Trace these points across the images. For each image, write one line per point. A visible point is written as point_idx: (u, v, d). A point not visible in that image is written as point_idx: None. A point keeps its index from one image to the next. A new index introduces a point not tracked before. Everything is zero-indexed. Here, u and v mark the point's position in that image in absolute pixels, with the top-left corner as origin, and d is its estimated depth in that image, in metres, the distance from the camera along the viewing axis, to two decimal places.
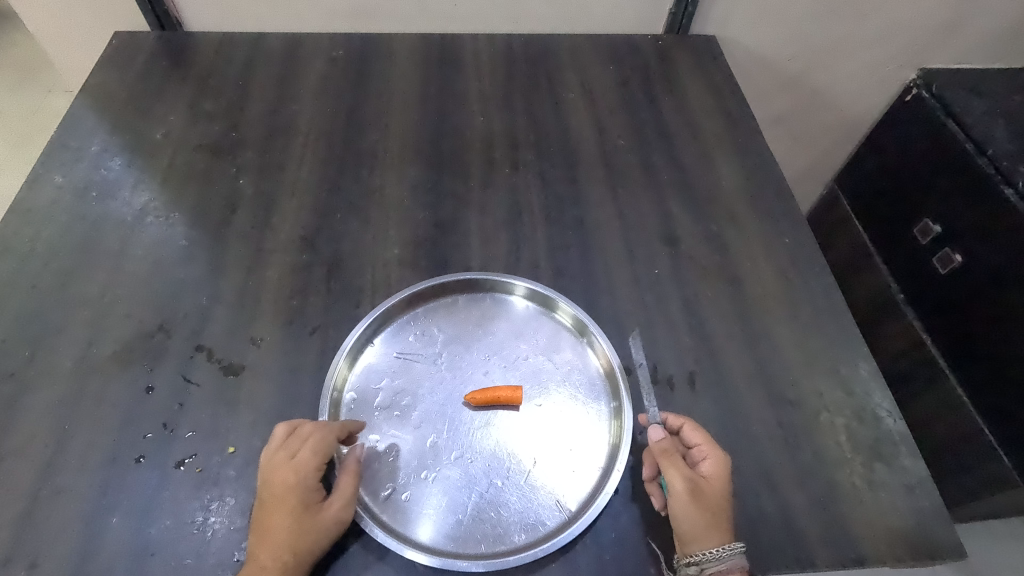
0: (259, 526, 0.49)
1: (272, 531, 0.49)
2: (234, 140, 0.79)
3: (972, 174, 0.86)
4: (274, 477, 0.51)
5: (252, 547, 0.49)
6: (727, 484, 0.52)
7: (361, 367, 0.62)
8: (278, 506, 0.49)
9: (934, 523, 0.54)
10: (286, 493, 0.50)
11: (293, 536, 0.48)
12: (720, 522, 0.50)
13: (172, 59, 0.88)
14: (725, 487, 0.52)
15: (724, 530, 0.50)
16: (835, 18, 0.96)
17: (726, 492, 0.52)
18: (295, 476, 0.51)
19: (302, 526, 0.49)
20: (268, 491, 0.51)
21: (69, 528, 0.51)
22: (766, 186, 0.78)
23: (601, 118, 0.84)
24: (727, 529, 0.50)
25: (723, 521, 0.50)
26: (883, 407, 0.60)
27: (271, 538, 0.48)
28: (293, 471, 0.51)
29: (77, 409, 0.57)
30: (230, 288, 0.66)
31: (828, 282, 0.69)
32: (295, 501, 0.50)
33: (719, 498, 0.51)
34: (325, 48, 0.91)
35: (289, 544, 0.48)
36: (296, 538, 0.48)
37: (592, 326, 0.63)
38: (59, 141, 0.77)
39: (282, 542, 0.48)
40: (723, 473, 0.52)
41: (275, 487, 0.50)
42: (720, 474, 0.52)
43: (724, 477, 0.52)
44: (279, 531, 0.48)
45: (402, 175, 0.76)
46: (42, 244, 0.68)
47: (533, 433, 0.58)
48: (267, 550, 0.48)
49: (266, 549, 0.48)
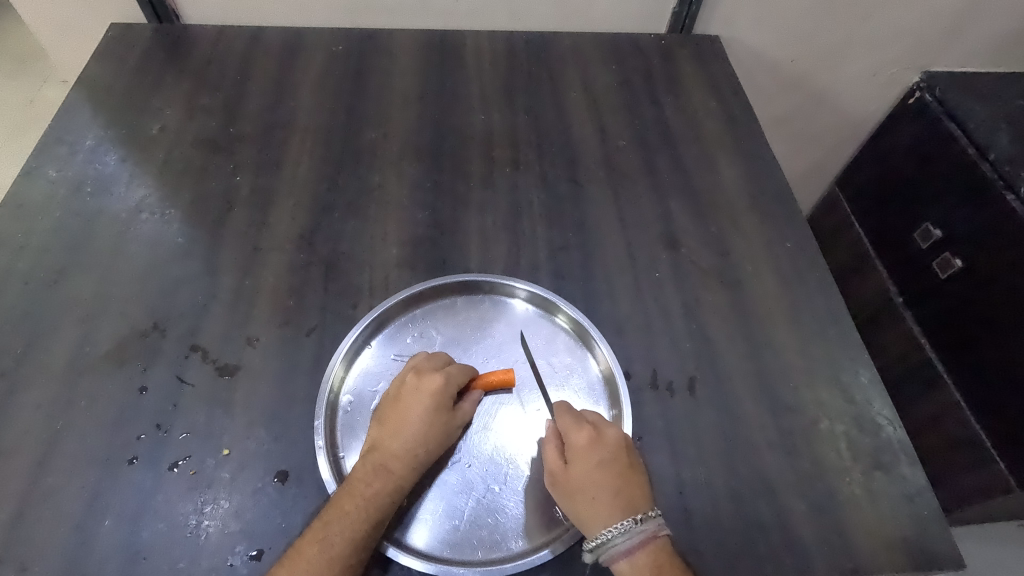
0: (392, 417, 0.54)
1: (406, 424, 0.53)
2: (231, 136, 0.78)
3: (974, 179, 0.86)
4: (425, 378, 0.55)
5: (380, 434, 0.54)
6: (594, 459, 0.51)
7: (358, 369, 0.61)
8: (418, 404, 0.54)
9: (933, 532, 0.54)
10: (432, 394, 0.54)
11: (428, 433, 0.53)
12: (597, 502, 0.50)
13: (170, 52, 0.87)
14: (593, 462, 0.51)
15: (609, 508, 0.50)
16: (839, 19, 0.95)
17: (595, 468, 0.51)
18: (442, 381, 0.55)
19: (437, 425, 0.54)
20: (412, 389, 0.55)
21: (60, 531, 0.50)
22: (768, 189, 0.77)
23: (603, 118, 0.83)
24: (616, 506, 0.50)
25: (602, 499, 0.50)
26: (883, 414, 0.60)
27: (404, 430, 0.53)
28: (444, 377, 0.56)
29: (69, 409, 0.56)
30: (226, 286, 0.65)
31: (830, 287, 0.68)
32: (441, 402, 0.54)
33: (586, 480, 0.51)
34: (325, 43, 0.90)
35: (423, 438, 0.53)
36: (428, 435, 0.53)
37: (592, 331, 0.63)
38: (53, 134, 0.76)
39: (416, 435, 0.53)
40: (584, 451, 0.52)
41: (423, 386, 0.55)
42: (581, 454, 0.52)
43: (587, 453, 0.52)
44: (414, 424, 0.53)
45: (401, 173, 0.75)
46: (36, 240, 0.67)
47: (531, 438, 0.58)
48: (399, 440, 0.53)
49: (399, 438, 0.53)
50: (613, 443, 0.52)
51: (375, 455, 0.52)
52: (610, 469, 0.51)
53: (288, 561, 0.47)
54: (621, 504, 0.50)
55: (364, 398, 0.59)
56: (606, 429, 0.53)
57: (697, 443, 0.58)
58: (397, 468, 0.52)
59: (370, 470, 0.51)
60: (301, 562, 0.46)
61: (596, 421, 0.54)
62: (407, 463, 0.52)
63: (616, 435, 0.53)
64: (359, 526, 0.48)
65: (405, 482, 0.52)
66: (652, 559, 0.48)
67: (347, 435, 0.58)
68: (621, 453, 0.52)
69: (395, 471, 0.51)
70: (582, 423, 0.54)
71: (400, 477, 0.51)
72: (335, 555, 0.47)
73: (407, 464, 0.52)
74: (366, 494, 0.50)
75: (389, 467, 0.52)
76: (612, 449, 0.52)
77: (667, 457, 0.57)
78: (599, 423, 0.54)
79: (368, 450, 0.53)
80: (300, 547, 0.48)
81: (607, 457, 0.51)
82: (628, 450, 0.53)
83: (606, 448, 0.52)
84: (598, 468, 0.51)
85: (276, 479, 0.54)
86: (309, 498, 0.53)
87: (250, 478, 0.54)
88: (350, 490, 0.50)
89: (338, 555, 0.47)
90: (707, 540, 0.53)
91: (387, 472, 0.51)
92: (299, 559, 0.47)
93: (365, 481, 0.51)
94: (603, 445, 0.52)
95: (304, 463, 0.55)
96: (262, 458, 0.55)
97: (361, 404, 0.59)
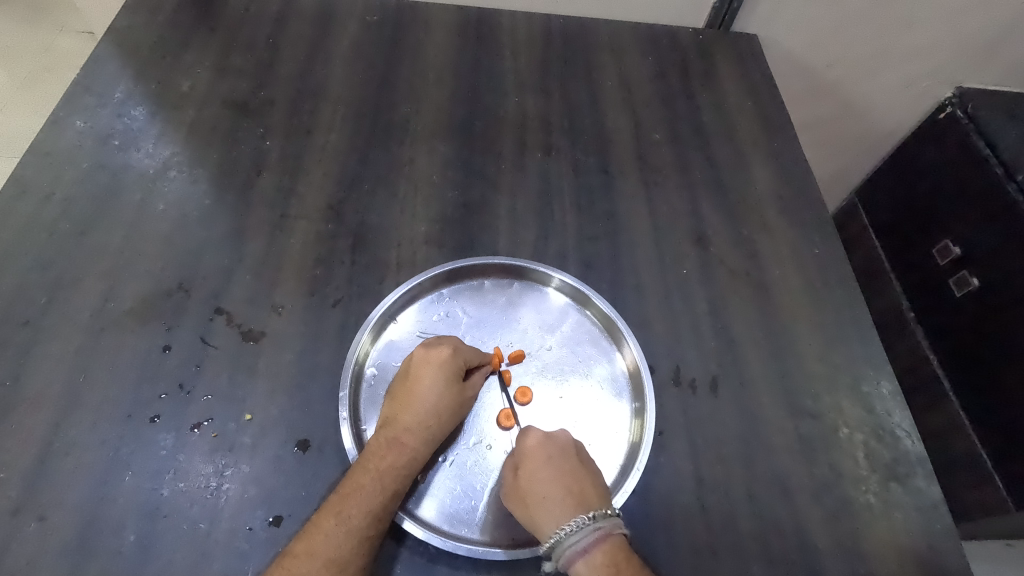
0: (404, 392, 0.54)
1: (417, 397, 0.53)
2: (262, 99, 0.77)
3: (1000, 201, 0.85)
4: (432, 350, 0.55)
5: (391, 410, 0.53)
6: (543, 458, 0.51)
7: (383, 342, 0.61)
8: (429, 375, 0.54)
9: (945, 545, 0.54)
10: (441, 364, 0.54)
11: (440, 406, 0.53)
12: (550, 502, 0.49)
13: (201, 10, 0.86)
14: (541, 461, 0.51)
15: (561, 507, 0.49)
16: (878, 28, 0.94)
17: (544, 468, 0.50)
18: (449, 353, 0.55)
19: (447, 397, 0.54)
20: (420, 362, 0.55)
21: (79, 484, 0.50)
22: (798, 192, 0.77)
23: (637, 110, 0.82)
24: (567, 504, 0.49)
25: (554, 499, 0.49)
26: (902, 427, 0.60)
27: (415, 403, 0.53)
28: (452, 348, 0.55)
29: (92, 363, 0.56)
30: (254, 250, 0.64)
31: (855, 295, 0.68)
32: (451, 372, 0.54)
33: (538, 481, 0.50)
34: (360, 11, 0.88)
35: (435, 410, 0.53)
36: (439, 407, 0.53)
37: (622, 327, 0.62)
38: (81, 85, 0.75)
39: (428, 408, 0.53)
40: (533, 452, 0.51)
41: (430, 358, 0.54)
42: (529, 458, 0.51)
43: (535, 453, 0.51)
44: (425, 397, 0.53)
45: (432, 149, 0.74)
46: (61, 191, 0.66)
47: (554, 424, 0.58)
48: (411, 413, 0.52)
49: (411, 411, 0.53)
50: (562, 442, 0.52)
51: (387, 429, 0.52)
52: (560, 468, 0.51)
53: (306, 534, 0.47)
54: (573, 502, 0.49)
55: (387, 371, 0.59)
56: (555, 431, 0.53)
57: (717, 441, 0.58)
58: (410, 441, 0.51)
59: (383, 444, 0.51)
60: (319, 534, 0.46)
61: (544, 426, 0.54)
62: (419, 436, 0.52)
63: (565, 437, 0.53)
64: (375, 498, 0.48)
65: (419, 454, 0.52)
66: (609, 558, 0.46)
67: (369, 407, 0.57)
68: (569, 452, 0.52)
69: (408, 444, 0.51)
70: (529, 427, 0.54)
71: (414, 449, 0.51)
72: (353, 527, 0.47)
73: (420, 437, 0.52)
74: (381, 467, 0.50)
75: (403, 441, 0.51)
76: (560, 448, 0.52)
77: (685, 454, 0.57)
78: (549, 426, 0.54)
79: (381, 425, 0.53)
80: (317, 521, 0.47)
81: (555, 455, 0.51)
82: (578, 450, 0.53)
83: (554, 447, 0.52)
84: (547, 466, 0.50)
85: (296, 448, 0.54)
86: (330, 468, 0.53)
87: (271, 445, 0.54)
88: (364, 464, 0.50)
89: (355, 527, 0.47)
90: (722, 540, 0.53)
91: (400, 445, 0.51)
92: (317, 531, 0.47)
93: (379, 454, 0.50)
94: (551, 445, 0.52)
95: (325, 434, 0.55)
96: (284, 426, 0.55)
97: (384, 377, 0.59)
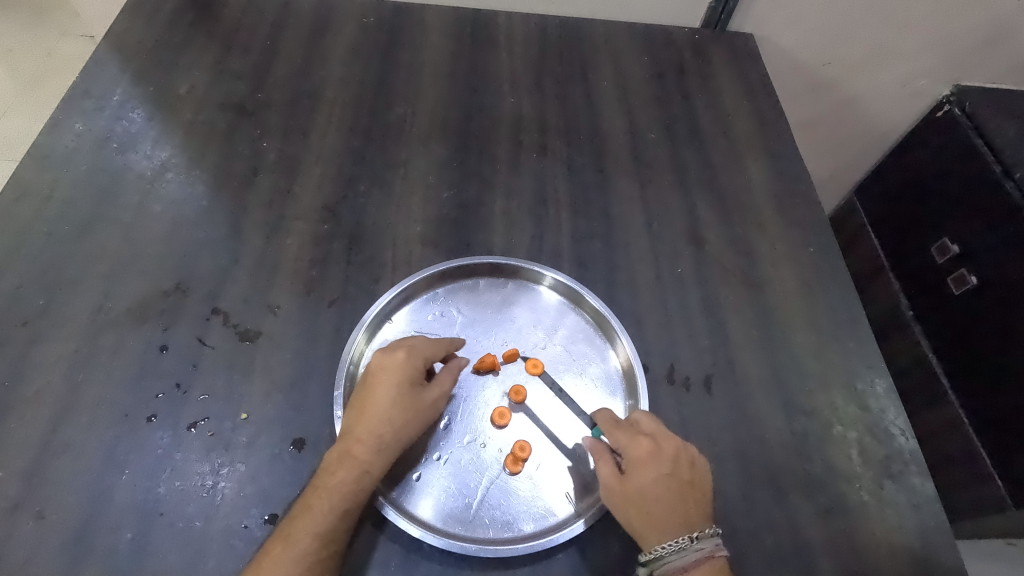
0: (359, 402, 0.53)
1: (370, 407, 0.52)
2: (259, 101, 0.77)
3: (998, 200, 0.85)
4: (386, 357, 0.54)
5: (348, 422, 0.52)
6: (653, 472, 0.50)
7: (378, 342, 0.61)
8: (380, 383, 0.52)
9: (938, 542, 0.54)
10: (394, 371, 0.53)
11: (391, 413, 0.51)
12: (655, 516, 0.49)
13: (200, 13, 0.86)
14: (651, 475, 0.50)
15: (665, 524, 0.49)
16: (874, 26, 0.94)
17: (654, 483, 0.50)
18: (402, 360, 0.54)
19: (400, 404, 0.52)
20: (374, 370, 0.54)
21: (76, 482, 0.51)
22: (794, 192, 0.77)
23: (633, 110, 0.82)
24: (672, 521, 0.49)
25: (659, 516, 0.49)
26: (896, 424, 0.60)
27: (368, 413, 0.52)
28: (406, 354, 0.54)
29: (90, 363, 0.57)
30: (250, 251, 0.65)
31: (850, 294, 0.68)
32: (404, 378, 0.53)
33: (645, 494, 0.49)
34: (357, 14, 0.89)
35: (388, 419, 0.51)
36: (393, 414, 0.51)
37: (615, 325, 0.62)
38: (80, 88, 0.76)
39: (380, 417, 0.51)
40: (642, 463, 0.50)
41: (384, 366, 0.53)
42: (638, 469, 0.50)
43: (645, 466, 0.50)
44: (377, 406, 0.52)
45: (428, 150, 0.75)
46: (60, 192, 0.67)
47: (547, 423, 0.58)
48: (363, 424, 0.51)
49: (363, 422, 0.51)
50: (672, 456, 0.51)
51: (341, 443, 0.51)
52: (669, 484, 0.50)
53: (256, 561, 0.47)
54: (678, 519, 0.49)
55: None
56: (666, 441, 0.51)
57: (711, 440, 0.58)
58: (361, 453, 0.50)
59: (335, 460, 0.50)
60: (267, 559, 0.46)
61: (653, 431, 0.52)
62: (372, 447, 0.50)
63: (676, 448, 0.51)
64: (322, 517, 0.47)
65: (373, 466, 0.50)
66: None
67: None
68: (680, 466, 0.50)
69: (360, 457, 0.50)
70: (640, 433, 0.52)
71: (366, 462, 0.50)
72: (300, 549, 0.46)
73: (373, 448, 0.50)
74: (330, 485, 0.49)
75: (354, 454, 0.50)
76: (671, 462, 0.50)
77: None
78: (658, 433, 0.52)
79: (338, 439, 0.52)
80: (269, 547, 0.47)
81: (665, 470, 0.50)
82: (689, 463, 0.51)
83: (664, 461, 0.50)
84: (656, 481, 0.50)
85: (292, 447, 0.54)
86: None
87: (267, 444, 0.54)
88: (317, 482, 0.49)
89: (302, 549, 0.46)
90: None
91: (351, 458, 0.50)
92: (266, 557, 0.46)
93: (330, 471, 0.50)
94: (661, 458, 0.50)
95: (321, 433, 0.55)
96: (279, 425, 0.55)
97: None
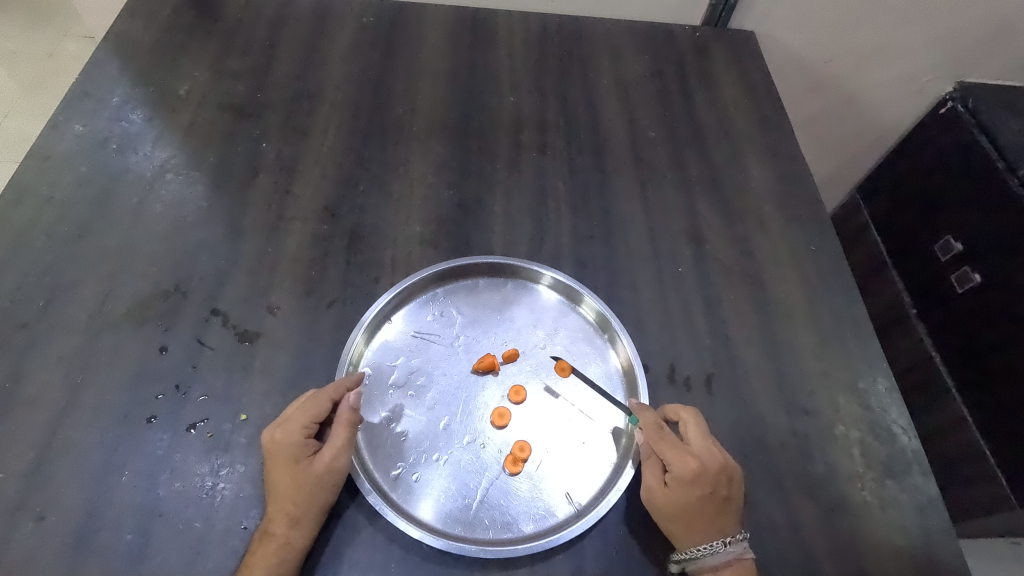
0: (265, 486, 0.51)
1: (271, 487, 0.50)
2: (259, 101, 0.77)
3: (1001, 196, 0.84)
4: (267, 439, 0.51)
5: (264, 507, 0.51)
6: (697, 484, 0.50)
7: (377, 343, 0.61)
8: (271, 462, 0.50)
9: (941, 542, 0.54)
10: (275, 448, 0.50)
11: (287, 487, 0.49)
12: (694, 522, 0.50)
13: (200, 14, 0.86)
14: (694, 486, 0.50)
15: (702, 530, 0.50)
16: (876, 22, 0.93)
17: (697, 495, 0.50)
18: (281, 434, 0.51)
19: (296, 477, 0.49)
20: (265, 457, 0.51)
21: (76, 483, 0.51)
22: (795, 190, 0.76)
23: (633, 109, 0.82)
24: (709, 527, 0.50)
25: (699, 523, 0.50)
26: (898, 424, 0.60)
27: (272, 492, 0.49)
28: (281, 427, 0.51)
29: (90, 364, 0.57)
30: (250, 251, 0.65)
31: (852, 292, 0.68)
32: (288, 451, 0.50)
33: (686, 504, 0.50)
34: (356, 14, 0.88)
35: (289, 492, 0.49)
36: (291, 488, 0.49)
37: (615, 324, 0.62)
38: (80, 89, 0.76)
39: (283, 492, 0.49)
40: (687, 476, 0.51)
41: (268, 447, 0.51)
42: (682, 480, 0.51)
43: (689, 478, 0.51)
44: (275, 485, 0.49)
45: (427, 150, 0.75)
46: (60, 194, 0.67)
47: (547, 423, 0.57)
48: (272, 502, 0.49)
49: (271, 501, 0.49)
50: (714, 470, 0.51)
51: (259, 527, 0.49)
52: (711, 495, 0.50)
53: None
54: (713, 526, 0.50)
55: (381, 371, 0.59)
56: (710, 457, 0.52)
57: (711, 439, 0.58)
58: (278, 529, 0.48)
59: (257, 543, 0.48)
60: None
61: (695, 442, 0.53)
62: (285, 521, 0.48)
63: (719, 463, 0.51)
64: None
65: (293, 539, 0.48)
66: None
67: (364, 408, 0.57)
68: (721, 479, 0.51)
69: (276, 533, 0.48)
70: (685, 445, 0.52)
71: (285, 536, 0.48)
72: None
73: (285, 523, 0.48)
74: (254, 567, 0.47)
75: (272, 532, 0.48)
76: (713, 475, 0.51)
77: None
78: (701, 446, 0.52)
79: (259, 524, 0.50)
80: None
81: (708, 483, 0.51)
82: (728, 475, 0.52)
83: (707, 474, 0.51)
84: (699, 493, 0.50)
85: None
86: None
87: None
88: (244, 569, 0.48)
89: None
90: None
91: (269, 537, 0.48)
92: None
93: (251, 556, 0.48)
94: (705, 471, 0.51)
95: None
96: None
97: (379, 377, 0.59)
